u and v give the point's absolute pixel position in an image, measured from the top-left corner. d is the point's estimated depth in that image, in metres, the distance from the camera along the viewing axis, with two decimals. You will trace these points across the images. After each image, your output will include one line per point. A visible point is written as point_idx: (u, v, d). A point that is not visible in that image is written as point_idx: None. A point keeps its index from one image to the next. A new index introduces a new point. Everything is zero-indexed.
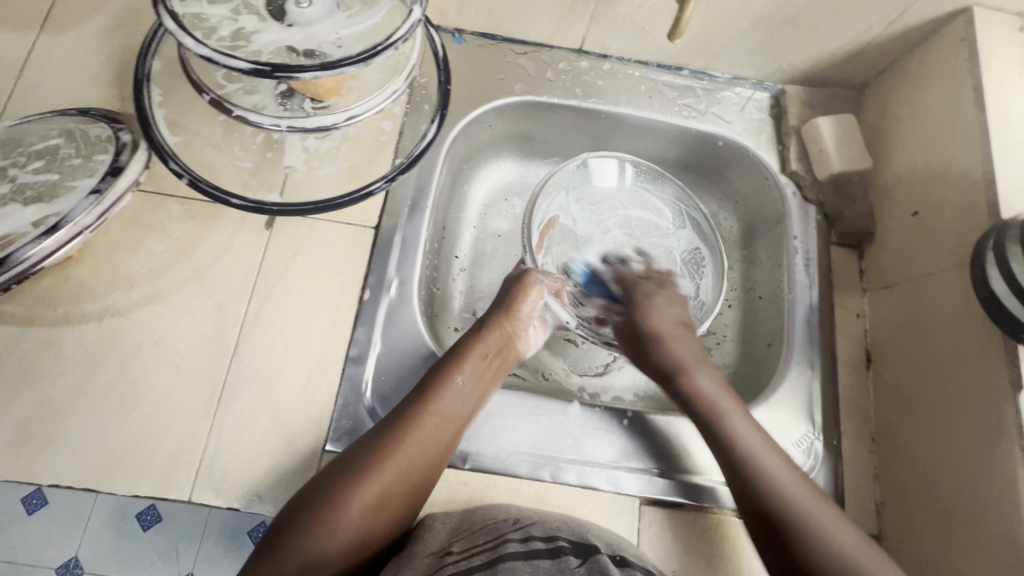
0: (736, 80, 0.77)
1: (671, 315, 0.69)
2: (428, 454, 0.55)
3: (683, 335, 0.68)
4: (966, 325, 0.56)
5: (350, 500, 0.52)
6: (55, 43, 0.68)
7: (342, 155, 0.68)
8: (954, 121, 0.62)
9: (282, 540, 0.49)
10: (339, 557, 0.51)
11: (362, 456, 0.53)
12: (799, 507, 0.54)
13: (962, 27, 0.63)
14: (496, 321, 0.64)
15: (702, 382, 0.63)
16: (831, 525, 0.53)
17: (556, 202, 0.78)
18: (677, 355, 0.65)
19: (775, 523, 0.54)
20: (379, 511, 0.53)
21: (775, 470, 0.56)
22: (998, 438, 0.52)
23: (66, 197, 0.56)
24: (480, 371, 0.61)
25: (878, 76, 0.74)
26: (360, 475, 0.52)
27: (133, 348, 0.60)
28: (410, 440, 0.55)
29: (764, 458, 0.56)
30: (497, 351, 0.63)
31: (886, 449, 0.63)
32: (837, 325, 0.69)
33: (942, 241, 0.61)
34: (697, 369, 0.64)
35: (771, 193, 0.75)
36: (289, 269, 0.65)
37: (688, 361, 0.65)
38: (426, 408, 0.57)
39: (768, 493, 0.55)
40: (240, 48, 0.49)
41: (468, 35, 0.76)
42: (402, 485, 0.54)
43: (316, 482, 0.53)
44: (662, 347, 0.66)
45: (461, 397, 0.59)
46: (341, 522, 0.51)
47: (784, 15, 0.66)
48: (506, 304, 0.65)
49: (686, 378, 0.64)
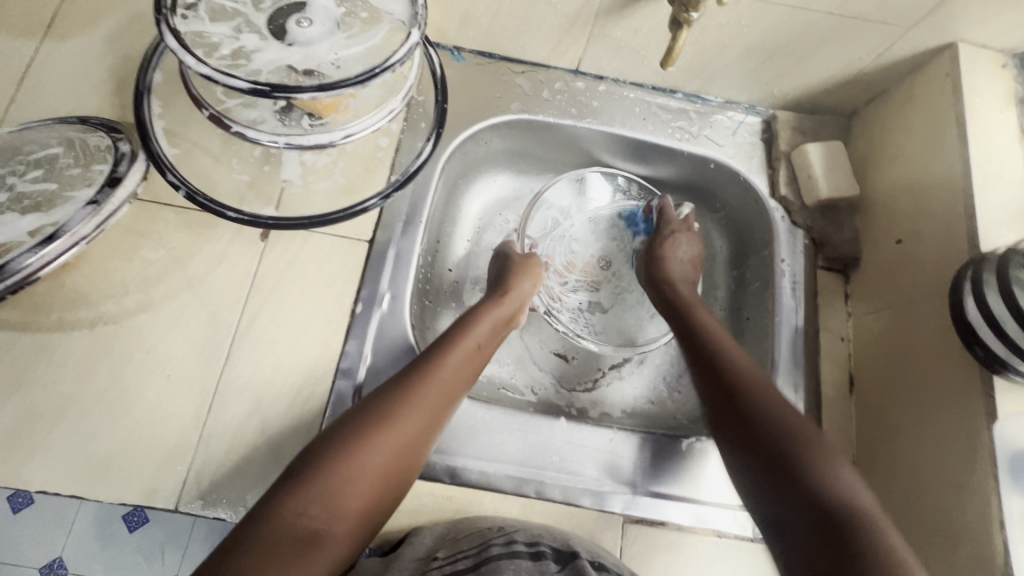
0: (729, 104, 0.79)
1: (683, 257, 0.74)
2: (445, 402, 0.58)
3: (687, 268, 0.73)
4: (945, 353, 0.57)
5: (370, 444, 0.51)
6: (57, 51, 0.69)
7: (338, 170, 0.69)
8: (938, 153, 0.63)
9: (299, 488, 0.48)
10: (358, 504, 0.49)
11: (382, 405, 0.54)
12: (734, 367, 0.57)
13: (947, 62, 0.64)
14: (511, 292, 0.70)
15: (725, 344, 0.61)
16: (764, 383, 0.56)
17: (560, 204, 0.82)
18: (674, 275, 0.72)
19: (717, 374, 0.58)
20: (404, 454, 0.53)
21: (723, 342, 0.61)
22: (973, 468, 0.53)
23: (63, 207, 0.58)
24: (490, 333, 0.65)
25: (867, 105, 0.76)
26: (380, 418, 0.53)
27: (125, 356, 0.61)
28: (431, 385, 0.57)
29: (718, 336, 0.62)
30: (506, 320, 0.68)
31: (865, 473, 0.64)
32: (821, 349, 0.70)
33: (924, 269, 0.62)
34: (703, 315, 0.66)
35: (761, 216, 0.77)
36: (283, 279, 0.65)
37: (698, 311, 0.66)
38: (444, 360, 0.59)
39: (713, 353, 0.60)
40: (240, 67, 0.50)
41: (467, 53, 0.77)
42: (425, 430, 0.55)
43: (327, 433, 0.52)
44: (668, 272, 0.72)
45: (473, 353, 0.62)
46: (363, 465, 0.50)
47: (775, 44, 0.67)
48: (515, 278, 0.71)
49: (671, 288, 0.70)
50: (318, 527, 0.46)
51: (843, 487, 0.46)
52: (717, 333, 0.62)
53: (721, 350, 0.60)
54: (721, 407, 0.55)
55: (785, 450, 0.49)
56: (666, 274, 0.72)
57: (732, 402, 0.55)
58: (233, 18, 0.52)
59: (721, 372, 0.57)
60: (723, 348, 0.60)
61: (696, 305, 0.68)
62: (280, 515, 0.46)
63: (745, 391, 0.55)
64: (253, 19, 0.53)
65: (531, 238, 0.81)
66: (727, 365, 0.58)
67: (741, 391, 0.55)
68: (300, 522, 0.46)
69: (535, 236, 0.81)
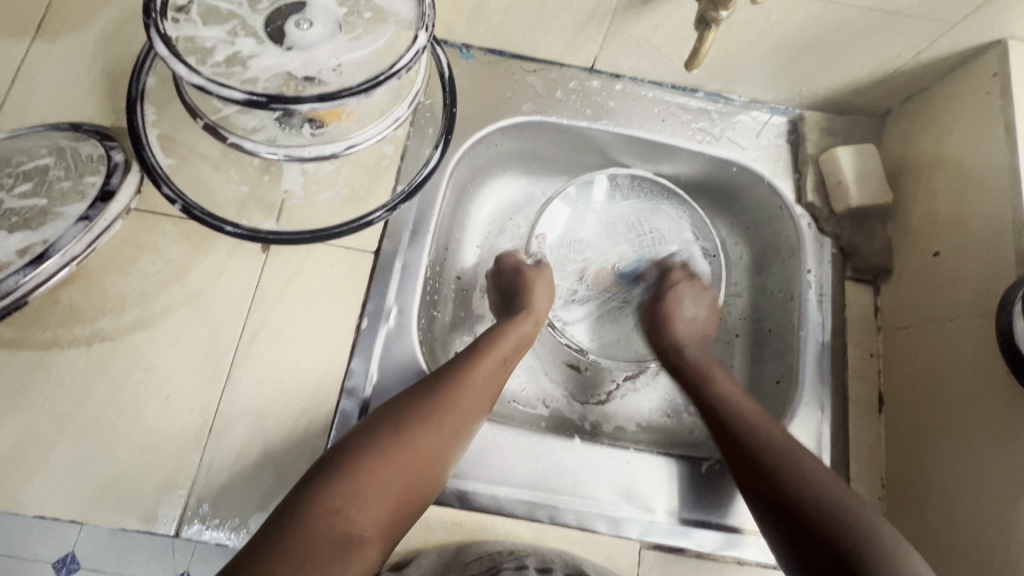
0: (754, 103, 0.74)
1: (698, 306, 0.72)
2: (475, 411, 0.55)
3: (699, 325, 0.70)
4: (986, 377, 0.54)
5: (400, 450, 0.49)
6: (46, 52, 0.65)
7: (341, 179, 0.66)
8: (981, 160, 0.59)
9: (323, 492, 0.45)
10: (385, 513, 0.47)
11: (415, 410, 0.52)
12: (757, 434, 0.55)
13: (993, 61, 0.60)
14: (536, 305, 0.68)
15: (748, 412, 0.58)
16: (798, 449, 0.53)
17: (571, 206, 0.78)
18: (688, 336, 0.69)
19: (738, 443, 0.55)
20: (435, 462, 0.51)
21: (745, 408, 0.58)
22: (1017, 500, 0.50)
23: (54, 223, 0.55)
24: (515, 345, 0.63)
25: (901, 104, 0.71)
26: (409, 424, 0.51)
27: (124, 375, 0.58)
28: (462, 396, 0.55)
29: (734, 401, 0.59)
30: (529, 334, 0.66)
31: (896, 498, 0.61)
32: (849, 365, 0.66)
33: (966, 286, 0.58)
34: (721, 381, 0.62)
35: (785, 223, 0.73)
36: (285, 294, 0.63)
37: (714, 372, 0.64)
38: (475, 368, 0.57)
39: (729, 419, 0.58)
40: (236, 76, 0.46)
41: (476, 51, 0.73)
42: (457, 440, 0.53)
43: (353, 435, 0.50)
44: (675, 332, 0.69)
45: (501, 364, 0.60)
46: (393, 472, 0.48)
47: (806, 42, 0.63)
48: (533, 289, 0.69)
49: (683, 355, 0.67)
50: (351, 530, 0.44)
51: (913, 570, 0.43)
52: (728, 394, 0.60)
53: (748, 423, 0.56)
54: (747, 469, 0.54)
55: (842, 543, 0.45)
56: (678, 338, 0.68)
57: (765, 470, 0.52)
58: (228, 20, 0.49)
59: (757, 457, 0.53)
60: (738, 417, 0.57)
61: (708, 366, 0.65)
62: (303, 520, 0.43)
63: (784, 471, 0.51)
64: (250, 21, 0.50)
65: (538, 234, 0.77)
66: (756, 446, 0.54)
67: (785, 470, 0.51)
68: (332, 526, 0.44)
69: (542, 233, 0.77)
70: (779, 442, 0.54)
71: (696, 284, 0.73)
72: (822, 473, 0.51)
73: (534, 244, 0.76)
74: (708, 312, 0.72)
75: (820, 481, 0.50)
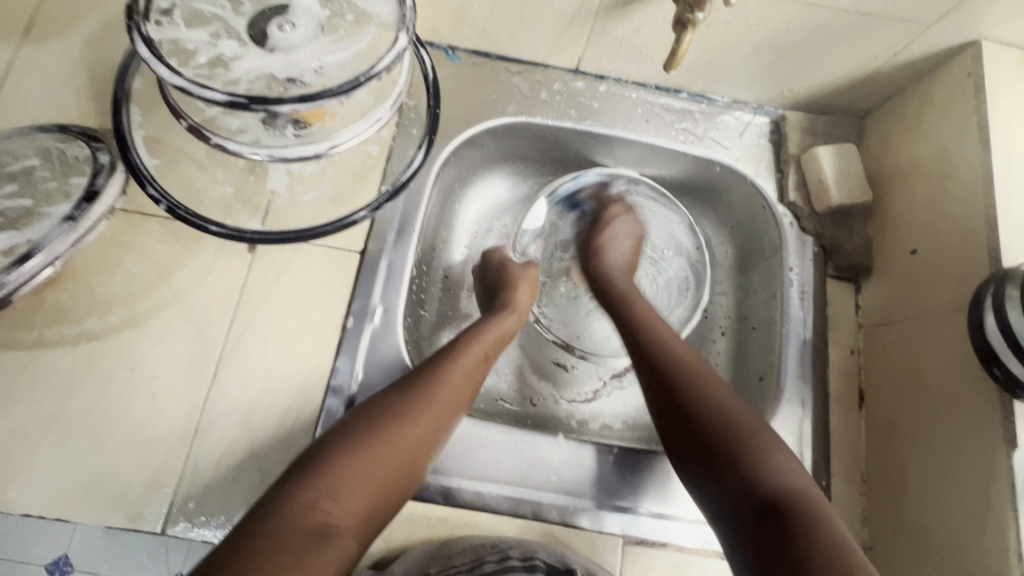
0: (736, 104, 0.75)
1: (626, 239, 0.74)
2: (453, 405, 0.56)
3: (628, 257, 0.73)
4: (960, 372, 0.55)
5: (377, 441, 0.50)
6: (34, 55, 0.66)
7: (327, 180, 0.66)
8: (957, 159, 0.60)
9: (301, 486, 0.46)
10: (363, 504, 0.47)
11: (395, 404, 0.53)
12: (666, 348, 0.57)
13: (968, 61, 0.61)
14: (519, 300, 0.68)
15: (661, 329, 0.60)
16: (698, 364, 0.55)
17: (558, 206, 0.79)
18: (614, 264, 0.71)
19: (647, 354, 0.58)
20: (413, 455, 0.51)
21: (660, 328, 0.60)
22: (990, 494, 0.50)
23: (38, 223, 0.56)
24: (497, 340, 0.64)
25: (881, 105, 0.72)
26: (389, 418, 0.52)
27: (110, 373, 0.59)
28: (441, 391, 0.55)
29: (651, 318, 0.62)
30: (511, 331, 0.66)
31: (876, 492, 0.62)
32: (830, 362, 0.67)
33: (941, 284, 0.59)
34: (641, 302, 0.65)
35: (768, 222, 0.74)
36: (271, 293, 0.63)
37: (634, 295, 0.66)
38: (454, 364, 0.58)
39: (641, 333, 0.60)
40: (218, 78, 0.47)
41: (461, 52, 0.74)
42: (436, 433, 0.54)
43: (334, 431, 0.51)
44: (603, 260, 0.71)
45: (480, 358, 0.60)
46: (370, 463, 0.48)
47: (785, 43, 0.64)
48: (517, 284, 0.70)
49: (609, 279, 0.69)
50: (328, 521, 0.45)
51: (780, 468, 0.46)
52: (646, 312, 0.63)
53: (657, 337, 0.59)
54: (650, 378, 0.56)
55: (726, 448, 0.48)
56: (607, 273, 0.70)
57: (665, 378, 0.54)
58: (211, 22, 0.50)
59: (660, 367, 0.55)
60: (650, 330, 0.60)
61: (632, 293, 0.67)
62: (281, 512, 0.44)
63: (684, 382, 0.53)
64: (233, 24, 0.50)
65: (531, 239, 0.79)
66: (665, 361, 0.56)
67: (682, 380, 0.53)
68: (308, 516, 0.44)
69: (542, 239, 0.80)
70: (681, 355, 0.56)
71: (630, 220, 0.75)
72: (716, 385, 0.53)
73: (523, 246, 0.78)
74: (636, 247, 0.74)
75: (711, 391, 0.52)
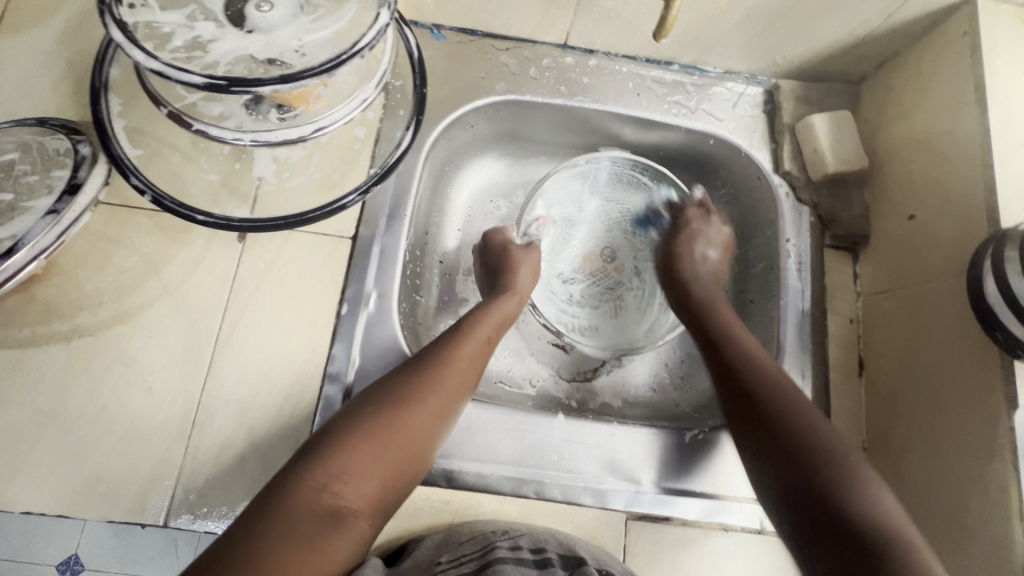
0: (728, 74, 0.74)
1: (705, 244, 0.72)
2: (460, 389, 0.55)
3: (719, 261, 0.72)
4: (962, 336, 0.55)
5: (384, 430, 0.49)
6: (6, 48, 0.64)
7: (314, 165, 0.65)
8: (954, 121, 0.59)
9: (307, 469, 0.46)
10: (371, 488, 0.47)
11: (400, 390, 0.53)
12: (749, 356, 0.57)
13: (964, 21, 0.60)
14: (520, 284, 0.68)
15: (743, 340, 0.59)
16: (781, 377, 0.54)
17: (563, 191, 0.78)
18: (692, 270, 0.70)
19: (727, 365, 0.57)
20: (422, 441, 0.51)
21: (745, 341, 0.59)
22: (989, 453, 0.51)
23: (21, 217, 0.55)
24: (497, 326, 0.63)
25: (876, 70, 0.71)
26: (394, 403, 0.51)
27: (103, 370, 0.58)
28: (446, 375, 0.55)
29: (732, 329, 0.61)
30: (509, 316, 0.65)
31: (877, 459, 0.62)
32: (829, 331, 0.67)
33: (940, 248, 0.59)
34: (724, 314, 0.64)
35: (764, 193, 0.73)
36: (263, 283, 0.62)
37: (715, 304, 0.65)
38: (461, 349, 0.58)
39: (722, 342, 0.59)
40: (194, 60, 0.46)
41: (447, 31, 0.72)
42: (441, 420, 0.53)
43: (337, 418, 0.50)
44: (681, 269, 0.70)
45: (478, 345, 0.59)
46: (379, 453, 0.48)
47: (776, 9, 0.62)
48: (518, 268, 0.69)
49: (690, 285, 0.68)
50: (337, 506, 0.45)
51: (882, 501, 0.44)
52: (730, 324, 0.61)
53: (742, 349, 0.58)
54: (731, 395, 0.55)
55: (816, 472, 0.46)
56: (686, 275, 0.70)
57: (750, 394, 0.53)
58: (186, 5, 0.48)
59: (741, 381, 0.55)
60: (737, 340, 0.59)
61: (714, 301, 0.66)
62: (288, 495, 0.44)
63: (768, 398, 0.52)
64: (208, 5, 0.49)
65: (536, 216, 0.77)
66: (754, 377, 0.54)
67: (771, 398, 0.52)
68: (318, 501, 0.44)
69: (544, 216, 0.78)
70: (765, 368, 0.55)
71: (710, 223, 0.73)
72: (803, 402, 0.52)
73: (530, 226, 0.77)
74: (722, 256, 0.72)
75: (801, 409, 0.51)
